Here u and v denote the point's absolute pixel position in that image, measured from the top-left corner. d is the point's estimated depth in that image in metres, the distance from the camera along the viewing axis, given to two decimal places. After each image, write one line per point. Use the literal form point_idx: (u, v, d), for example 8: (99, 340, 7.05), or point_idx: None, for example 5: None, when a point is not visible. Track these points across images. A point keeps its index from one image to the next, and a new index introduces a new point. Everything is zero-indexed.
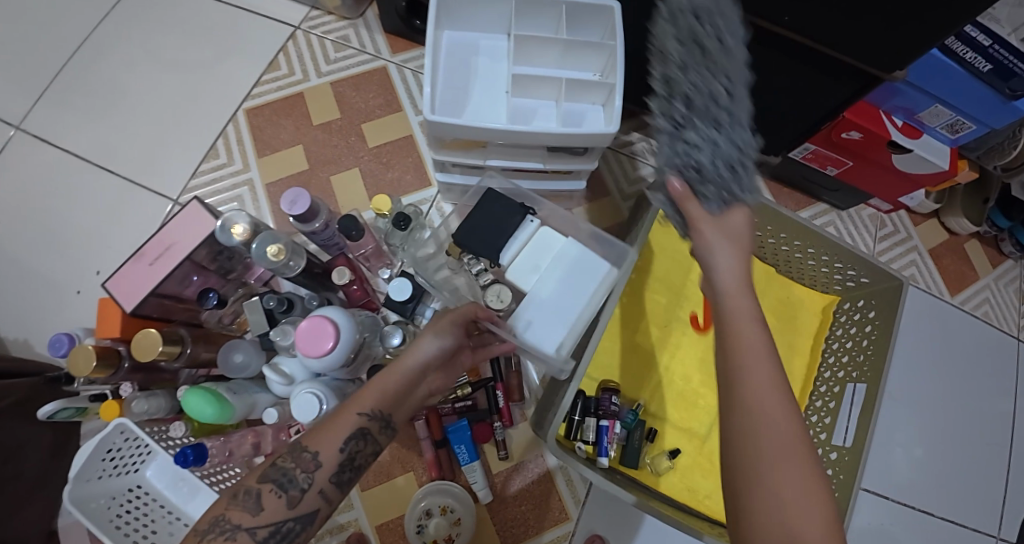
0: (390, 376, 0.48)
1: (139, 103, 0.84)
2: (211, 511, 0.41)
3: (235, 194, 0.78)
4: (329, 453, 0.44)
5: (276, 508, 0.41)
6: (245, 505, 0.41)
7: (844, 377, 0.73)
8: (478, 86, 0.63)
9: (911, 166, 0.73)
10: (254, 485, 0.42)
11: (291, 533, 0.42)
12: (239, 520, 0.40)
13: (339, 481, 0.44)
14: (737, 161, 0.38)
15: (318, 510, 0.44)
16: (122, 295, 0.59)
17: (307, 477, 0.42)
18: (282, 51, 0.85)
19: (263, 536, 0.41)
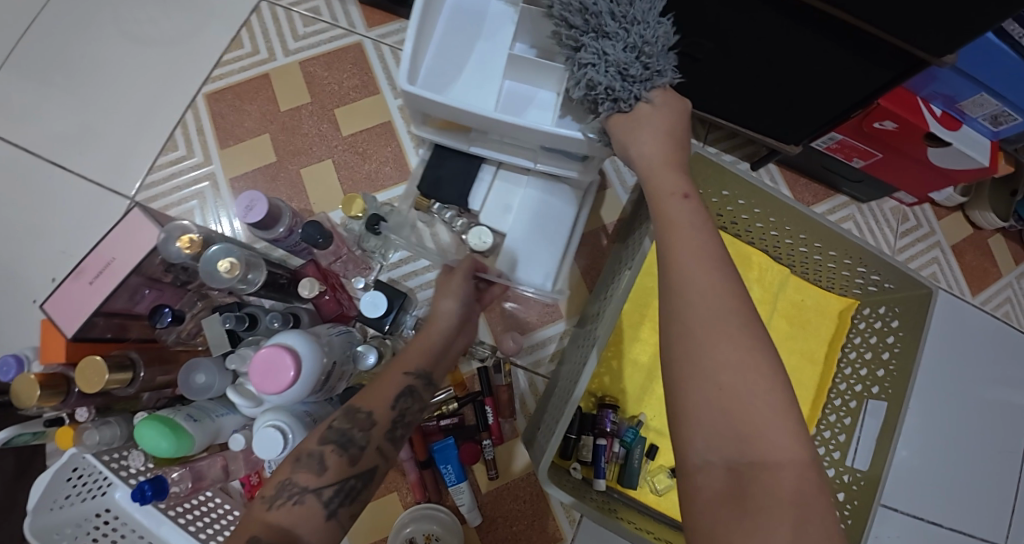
0: (424, 337, 0.49)
1: (87, 87, 0.75)
2: (274, 478, 0.39)
3: (195, 190, 0.70)
4: (383, 411, 0.43)
5: (339, 467, 0.39)
6: (306, 468, 0.39)
7: (862, 391, 0.68)
8: (470, 62, 0.52)
9: (946, 161, 0.65)
10: (314, 449, 0.40)
11: (356, 491, 0.40)
12: (305, 482, 0.38)
13: (394, 437, 0.44)
14: (628, 63, 0.41)
15: (376, 469, 0.42)
16: (65, 316, 0.53)
17: (365, 436, 0.41)
18: (245, 27, 0.75)
19: (331, 495, 0.39)
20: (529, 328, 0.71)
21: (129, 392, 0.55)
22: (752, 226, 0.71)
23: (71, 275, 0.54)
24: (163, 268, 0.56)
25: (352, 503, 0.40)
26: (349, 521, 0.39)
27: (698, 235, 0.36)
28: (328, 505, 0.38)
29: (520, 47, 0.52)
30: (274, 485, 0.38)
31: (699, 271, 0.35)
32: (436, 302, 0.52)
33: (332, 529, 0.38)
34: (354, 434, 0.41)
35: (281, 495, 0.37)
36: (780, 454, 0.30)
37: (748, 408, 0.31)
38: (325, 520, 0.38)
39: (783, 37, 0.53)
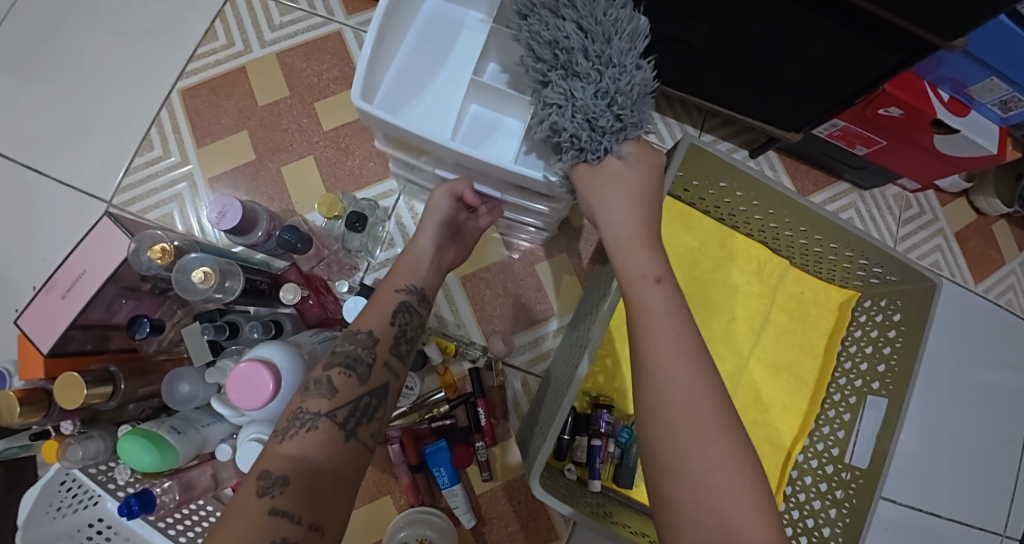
0: (409, 259, 0.48)
1: (56, 85, 0.72)
2: (286, 411, 0.38)
3: (173, 192, 0.68)
4: (382, 327, 0.43)
5: (348, 388, 0.39)
6: (316, 394, 0.38)
7: (861, 386, 0.66)
8: (435, 81, 0.49)
9: (953, 149, 0.62)
10: (319, 376, 0.39)
11: (371, 410, 0.39)
12: (317, 407, 0.37)
13: (402, 354, 0.43)
14: (597, 112, 0.39)
15: (388, 386, 0.41)
16: (41, 330, 0.52)
17: (370, 353, 0.41)
18: (218, 17, 0.72)
19: (345, 415, 0.37)
20: (524, 326, 0.69)
21: (113, 405, 0.54)
22: (751, 218, 0.68)
23: (44, 288, 0.52)
24: (140, 276, 0.54)
25: (370, 423, 0.39)
26: (370, 439, 0.38)
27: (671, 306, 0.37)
28: (345, 424, 0.37)
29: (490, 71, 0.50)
30: (284, 417, 0.37)
31: (679, 362, 0.35)
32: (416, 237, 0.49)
33: (350, 450, 0.36)
34: (360, 355, 0.41)
35: (292, 424, 0.36)
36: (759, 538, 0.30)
37: (726, 496, 0.31)
38: (343, 442, 0.36)
39: (784, 17, 0.49)
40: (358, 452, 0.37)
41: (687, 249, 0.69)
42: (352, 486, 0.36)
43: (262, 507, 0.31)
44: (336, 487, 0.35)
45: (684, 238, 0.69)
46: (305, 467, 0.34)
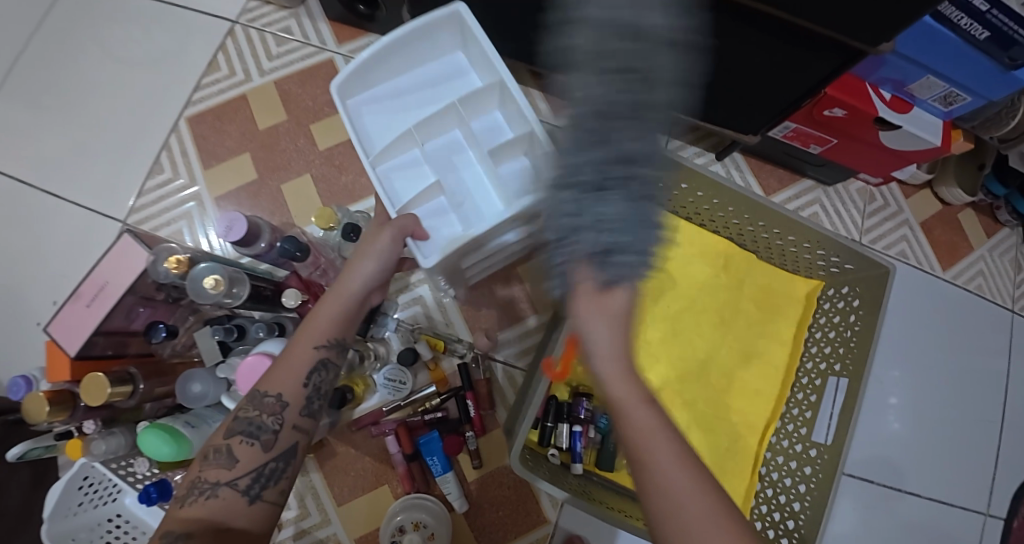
0: (331, 302, 0.46)
1: (76, 118, 0.79)
2: (187, 476, 0.41)
3: (183, 210, 0.74)
4: (292, 390, 0.44)
5: (251, 455, 0.41)
6: (217, 463, 0.41)
7: (826, 369, 0.70)
8: (426, 104, 0.55)
9: (899, 143, 0.67)
10: (222, 443, 0.42)
11: (278, 473, 0.43)
12: (217, 477, 0.40)
13: (310, 409, 0.45)
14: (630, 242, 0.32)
15: (296, 446, 0.44)
16: (67, 336, 0.57)
17: (275, 419, 0.43)
18: (220, 50, 0.79)
19: (248, 483, 0.41)
20: (510, 323, 0.74)
21: (133, 403, 0.59)
22: (715, 216, 0.73)
23: (70, 299, 0.58)
24: (155, 286, 0.59)
25: (277, 483, 0.42)
26: (277, 497, 0.43)
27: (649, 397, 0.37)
28: (248, 491, 0.41)
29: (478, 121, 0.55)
30: (188, 484, 0.41)
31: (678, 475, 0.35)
32: (357, 259, 0.48)
33: (257, 511, 0.41)
34: (264, 421, 0.43)
35: (194, 492, 0.40)
36: None
37: None
38: (247, 505, 0.40)
39: (723, 30, 0.54)
40: (266, 512, 0.42)
41: None
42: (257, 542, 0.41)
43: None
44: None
45: None
46: (214, 524, 0.39)
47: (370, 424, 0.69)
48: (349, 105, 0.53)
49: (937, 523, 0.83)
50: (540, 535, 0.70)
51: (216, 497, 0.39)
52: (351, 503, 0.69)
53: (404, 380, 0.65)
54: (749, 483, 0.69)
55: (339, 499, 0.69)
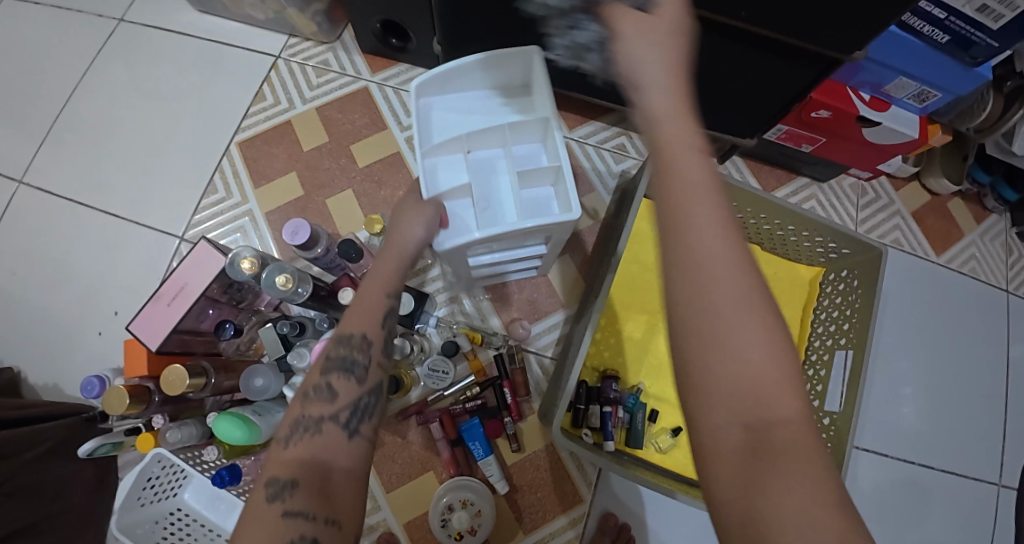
0: (387, 258, 0.53)
1: (134, 145, 0.87)
2: (289, 416, 0.44)
3: (236, 225, 0.81)
4: (374, 331, 0.49)
5: (349, 390, 0.46)
6: (319, 400, 0.44)
7: (832, 344, 0.76)
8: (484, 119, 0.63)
9: (882, 137, 0.75)
10: (319, 382, 0.46)
11: (370, 408, 0.46)
12: (320, 413, 0.44)
13: (388, 352, 0.50)
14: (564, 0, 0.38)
15: (381, 383, 0.48)
16: (148, 334, 0.63)
17: (365, 355, 0.48)
18: (266, 82, 0.88)
19: (347, 417, 0.44)
20: (539, 317, 0.80)
21: (201, 396, 0.65)
22: None
23: (149, 299, 0.64)
24: (224, 288, 0.65)
25: (370, 419, 0.46)
26: (371, 434, 0.45)
27: (697, 185, 0.32)
28: (348, 425, 0.44)
29: (523, 145, 0.63)
30: (289, 425, 0.43)
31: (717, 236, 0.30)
32: (406, 223, 0.54)
33: (355, 447, 0.43)
34: (354, 357, 0.47)
35: (297, 431, 0.43)
36: (787, 412, 0.27)
37: (758, 382, 0.27)
38: (347, 440, 0.43)
39: (718, 48, 0.63)
40: (362, 447, 0.44)
41: None
42: (362, 480, 0.42)
43: (276, 510, 0.36)
44: (349, 489, 0.40)
45: None
46: (320, 463, 0.41)
47: (414, 414, 0.74)
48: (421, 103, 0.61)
49: (954, 495, 0.86)
50: (578, 514, 0.74)
51: (320, 432, 0.42)
52: (398, 490, 0.74)
53: (446, 369, 0.72)
54: None
55: (387, 486, 0.74)
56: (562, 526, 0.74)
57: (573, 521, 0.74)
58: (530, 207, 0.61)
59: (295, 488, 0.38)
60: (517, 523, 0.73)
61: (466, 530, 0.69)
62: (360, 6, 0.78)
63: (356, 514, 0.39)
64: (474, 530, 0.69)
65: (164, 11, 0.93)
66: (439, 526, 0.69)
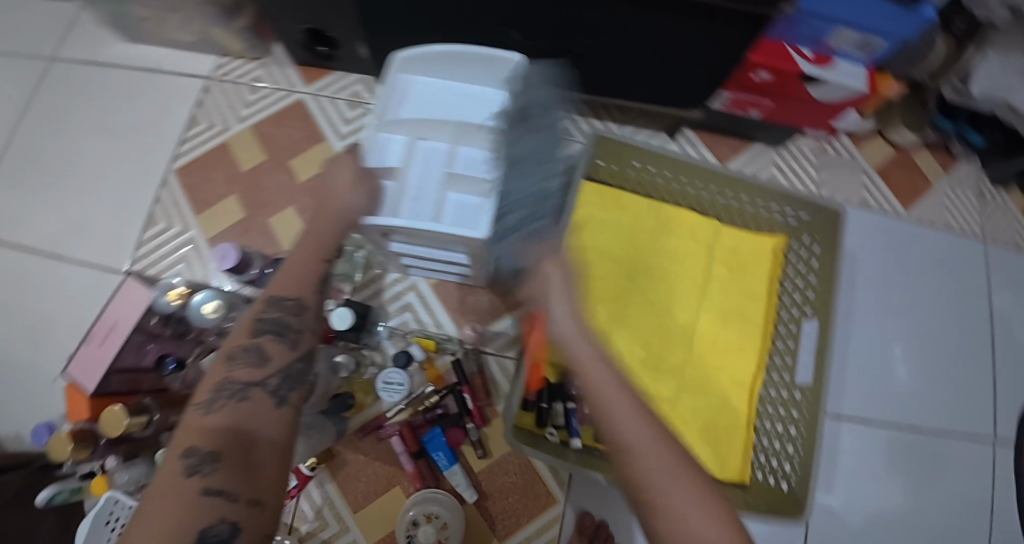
0: (322, 222, 0.49)
1: (76, 185, 0.86)
2: (208, 381, 0.38)
3: (180, 255, 0.79)
4: (309, 294, 0.45)
5: (281, 353, 0.41)
6: (246, 363, 0.39)
7: (799, 315, 0.76)
8: (452, 113, 0.60)
9: (829, 93, 0.72)
10: (247, 343, 0.41)
11: (301, 376, 0.41)
12: (247, 377, 0.38)
13: (320, 319, 0.46)
14: None
15: (313, 351, 0.44)
16: (84, 376, 0.62)
17: (298, 319, 0.43)
18: (200, 105, 0.86)
19: (277, 383, 0.39)
20: (495, 316, 0.77)
21: (148, 434, 0.64)
22: (673, 187, 0.79)
23: (83, 341, 0.63)
24: (160, 321, 0.65)
25: (299, 388, 0.41)
26: (300, 403, 0.40)
27: (607, 371, 0.41)
28: (277, 392, 0.39)
29: (469, 148, 0.58)
30: (210, 389, 0.37)
31: (624, 408, 0.38)
32: (341, 189, 0.51)
33: (283, 416, 0.39)
34: (288, 319, 0.43)
35: (221, 397, 0.37)
36: (721, 538, 0.32)
37: (693, 522, 0.32)
38: (275, 409, 0.38)
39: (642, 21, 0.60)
40: (290, 417, 0.39)
41: (630, 223, 0.77)
42: (288, 453, 0.37)
43: (196, 487, 0.31)
44: (274, 461, 0.36)
45: (625, 215, 0.77)
46: (246, 433, 0.35)
47: (376, 428, 0.73)
48: (400, 77, 0.60)
49: (948, 456, 0.83)
50: (553, 516, 0.72)
51: (247, 399, 0.37)
52: (366, 508, 0.72)
53: (401, 381, 0.69)
54: (747, 437, 0.72)
55: (354, 506, 0.72)
56: (537, 529, 0.72)
57: (548, 523, 0.72)
58: (456, 214, 0.55)
59: (220, 462, 0.33)
60: (490, 530, 0.71)
61: None
62: (280, 16, 0.75)
63: (275, 489, 0.35)
64: None
65: (93, 45, 0.92)
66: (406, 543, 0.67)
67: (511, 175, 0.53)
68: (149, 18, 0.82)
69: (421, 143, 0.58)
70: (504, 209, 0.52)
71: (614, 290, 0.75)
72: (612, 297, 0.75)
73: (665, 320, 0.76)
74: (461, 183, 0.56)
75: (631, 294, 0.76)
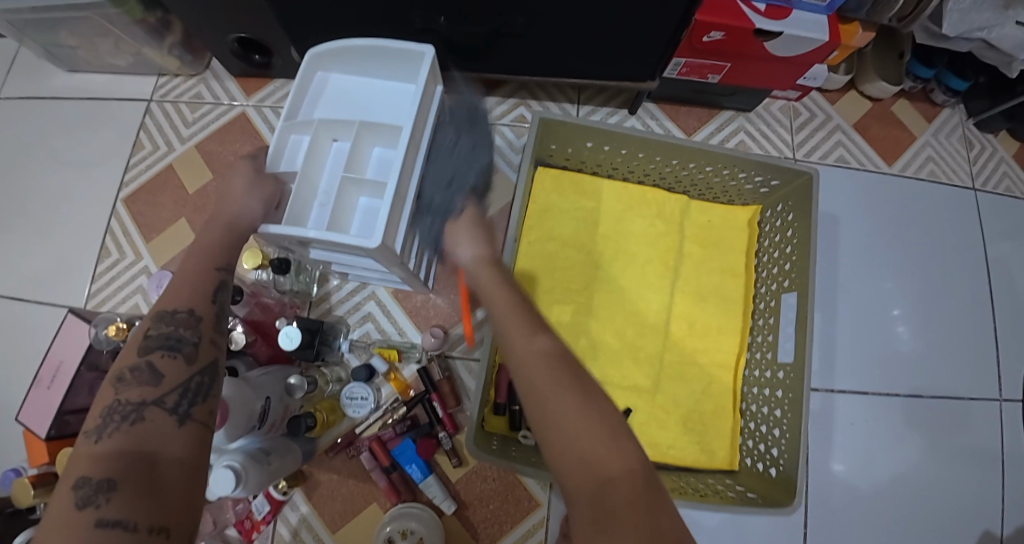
0: (209, 234, 0.46)
1: (17, 222, 0.82)
2: (96, 409, 0.35)
3: (134, 285, 0.77)
4: (204, 306, 0.42)
5: (177, 369, 0.38)
6: (137, 384, 0.37)
7: (777, 288, 0.69)
8: (367, 111, 0.57)
9: (788, 49, 0.66)
10: (137, 362, 0.38)
11: (205, 390, 0.39)
12: (140, 397, 0.36)
13: (223, 328, 0.43)
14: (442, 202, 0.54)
15: (217, 363, 0.41)
16: (36, 422, 0.60)
17: (194, 331, 0.40)
18: (142, 129, 0.84)
19: (176, 401, 0.37)
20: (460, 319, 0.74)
21: None
22: (633, 164, 0.73)
23: (32, 386, 0.62)
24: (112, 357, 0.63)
25: (204, 401, 0.38)
26: (208, 417, 0.38)
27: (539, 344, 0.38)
28: (177, 409, 0.36)
29: (381, 148, 0.55)
30: (98, 415, 0.35)
31: (555, 387, 0.34)
32: (235, 196, 0.49)
33: (190, 434, 0.36)
34: (181, 334, 0.40)
35: (111, 422, 0.34)
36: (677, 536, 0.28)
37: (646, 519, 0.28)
38: (178, 426, 0.35)
39: None
40: (198, 433, 0.36)
41: (592, 208, 0.74)
42: (199, 469, 0.34)
43: (87, 519, 0.29)
44: (182, 480, 0.33)
45: (586, 200, 0.74)
46: (144, 454, 0.33)
47: (346, 445, 0.70)
48: (315, 75, 0.58)
49: (948, 419, 0.80)
50: (538, 520, 0.69)
51: (140, 420, 0.34)
52: (344, 528, 0.70)
53: (365, 396, 0.68)
54: (733, 422, 0.69)
55: (332, 527, 0.70)
56: (520, 536, 0.69)
57: (532, 528, 0.69)
58: (362, 222, 0.53)
59: (112, 489, 0.30)
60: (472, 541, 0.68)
61: None
62: (206, 29, 0.72)
63: (187, 512, 0.32)
64: None
65: (21, 76, 0.88)
66: None
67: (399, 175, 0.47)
68: (79, 46, 0.79)
69: (339, 145, 0.55)
70: (389, 215, 0.46)
71: (579, 282, 0.72)
72: (578, 288, 0.72)
73: (635, 306, 0.72)
74: (362, 186, 0.52)
75: (598, 284, 0.72)
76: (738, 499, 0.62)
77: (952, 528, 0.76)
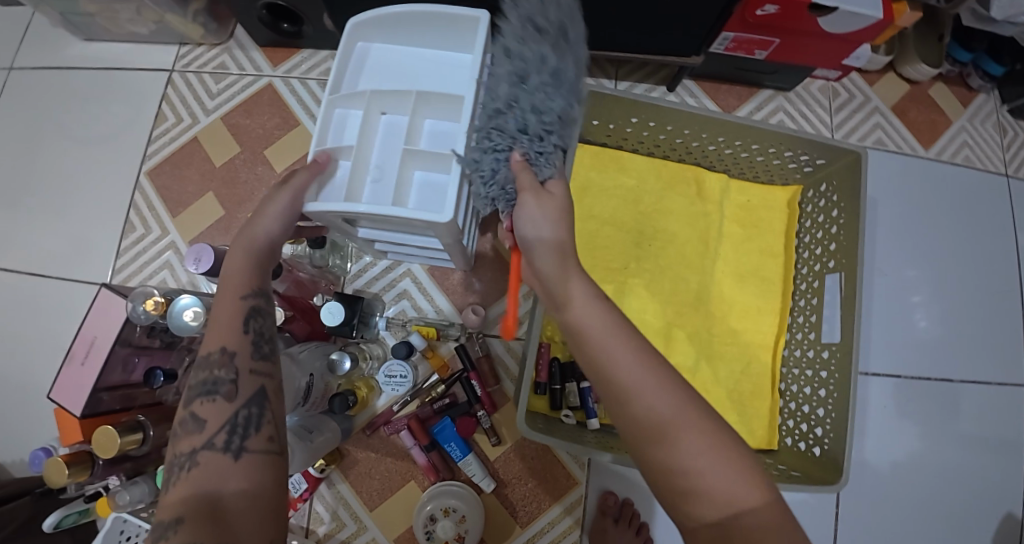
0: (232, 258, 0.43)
1: (35, 195, 0.79)
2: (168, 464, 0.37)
3: (161, 261, 0.75)
4: (233, 339, 0.40)
5: (218, 410, 0.37)
6: (186, 433, 0.37)
7: (821, 269, 0.68)
8: (414, 82, 0.55)
9: (843, 25, 0.64)
10: (185, 414, 0.38)
11: (255, 420, 0.37)
12: (190, 446, 0.36)
13: (263, 355, 0.41)
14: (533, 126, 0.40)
15: (265, 389, 0.39)
16: (71, 399, 0.59)
17: (228, 369, 0.38)
18: (164, 100, 0.81)
19: (225, 439, 0.36)
20: (498, 297, 0.73)
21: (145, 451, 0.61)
22: (674, 142, 0.71)
23: (65, 361, 0.60)
24: (146, 334, 0.62)
25: (258, 431, 0.37)
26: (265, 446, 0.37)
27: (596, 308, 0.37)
28: (228, 447, 0.36)
29: (434, 121, 0.53)
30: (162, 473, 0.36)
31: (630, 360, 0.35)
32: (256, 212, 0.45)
33: (248, 465, 0.35)
34: (218, 376, 0.38)
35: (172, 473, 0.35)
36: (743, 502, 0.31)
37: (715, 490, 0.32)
38: (233, 463, 0.35)
39: None
40: (255, 462, 0.36)
41: (633, 187, 0.73)
42: (267, 497, 0.34)
43: None
44: (248, 511, 0.33)
45: (626, 177, 0.73)
46: (205, 498, 0.33)
47: (383, 424, 0.69)
48: (355, 46, 0.55)
49: (976, 402, 0.80)
50: (576, 498, 0.69)
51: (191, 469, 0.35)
52: (381, 506, 0.69)
53: (404, 373, 0.67)
54: (772, 402, 0.69)
55: (370, 504, 0.69)
56: (558, 514, 0.69)
57: (570, 505, 0.69)
58: (420, 197, 0.51)
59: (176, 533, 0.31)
60: (512, 518, 0.69)
61: (453, 539, 0.64)
62: None
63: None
64: (462, 537, 0.64)
65: (34, 44, 0.84)
66: (425, 538, 0.65)
67: (466, 151, 0.45)
68: (98, 13, 0.76)
69: (388, 120, 0.53)
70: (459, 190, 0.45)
71: (620, 260, 0.71)
72: (617, 266, 0.71)
73: (676, 285, 0.72)
74: (418, 158, 0.50)
75: (639, 264, 0.71)
76: (783, 476, 0.62)
77: (979, 506, 0.77)
